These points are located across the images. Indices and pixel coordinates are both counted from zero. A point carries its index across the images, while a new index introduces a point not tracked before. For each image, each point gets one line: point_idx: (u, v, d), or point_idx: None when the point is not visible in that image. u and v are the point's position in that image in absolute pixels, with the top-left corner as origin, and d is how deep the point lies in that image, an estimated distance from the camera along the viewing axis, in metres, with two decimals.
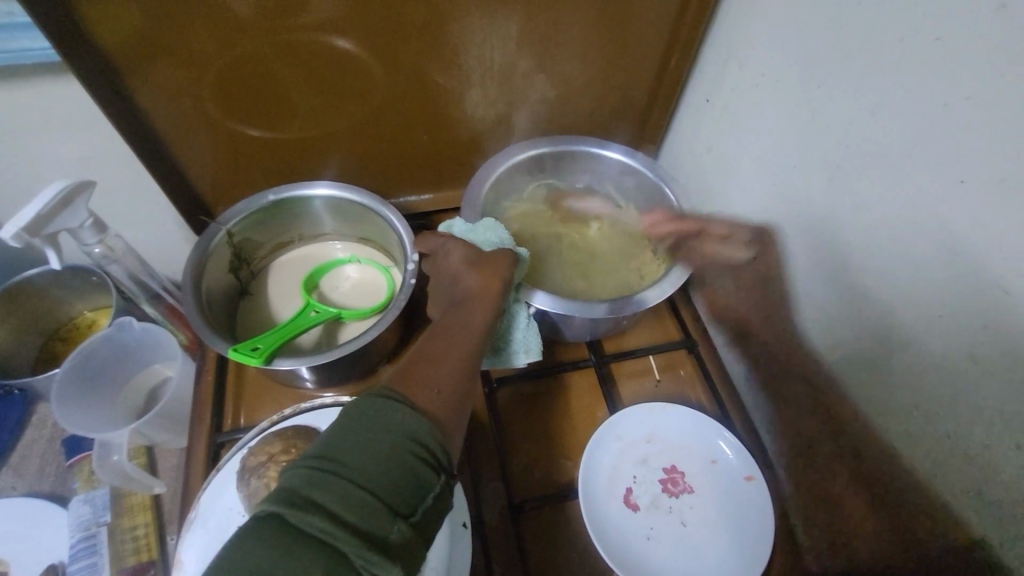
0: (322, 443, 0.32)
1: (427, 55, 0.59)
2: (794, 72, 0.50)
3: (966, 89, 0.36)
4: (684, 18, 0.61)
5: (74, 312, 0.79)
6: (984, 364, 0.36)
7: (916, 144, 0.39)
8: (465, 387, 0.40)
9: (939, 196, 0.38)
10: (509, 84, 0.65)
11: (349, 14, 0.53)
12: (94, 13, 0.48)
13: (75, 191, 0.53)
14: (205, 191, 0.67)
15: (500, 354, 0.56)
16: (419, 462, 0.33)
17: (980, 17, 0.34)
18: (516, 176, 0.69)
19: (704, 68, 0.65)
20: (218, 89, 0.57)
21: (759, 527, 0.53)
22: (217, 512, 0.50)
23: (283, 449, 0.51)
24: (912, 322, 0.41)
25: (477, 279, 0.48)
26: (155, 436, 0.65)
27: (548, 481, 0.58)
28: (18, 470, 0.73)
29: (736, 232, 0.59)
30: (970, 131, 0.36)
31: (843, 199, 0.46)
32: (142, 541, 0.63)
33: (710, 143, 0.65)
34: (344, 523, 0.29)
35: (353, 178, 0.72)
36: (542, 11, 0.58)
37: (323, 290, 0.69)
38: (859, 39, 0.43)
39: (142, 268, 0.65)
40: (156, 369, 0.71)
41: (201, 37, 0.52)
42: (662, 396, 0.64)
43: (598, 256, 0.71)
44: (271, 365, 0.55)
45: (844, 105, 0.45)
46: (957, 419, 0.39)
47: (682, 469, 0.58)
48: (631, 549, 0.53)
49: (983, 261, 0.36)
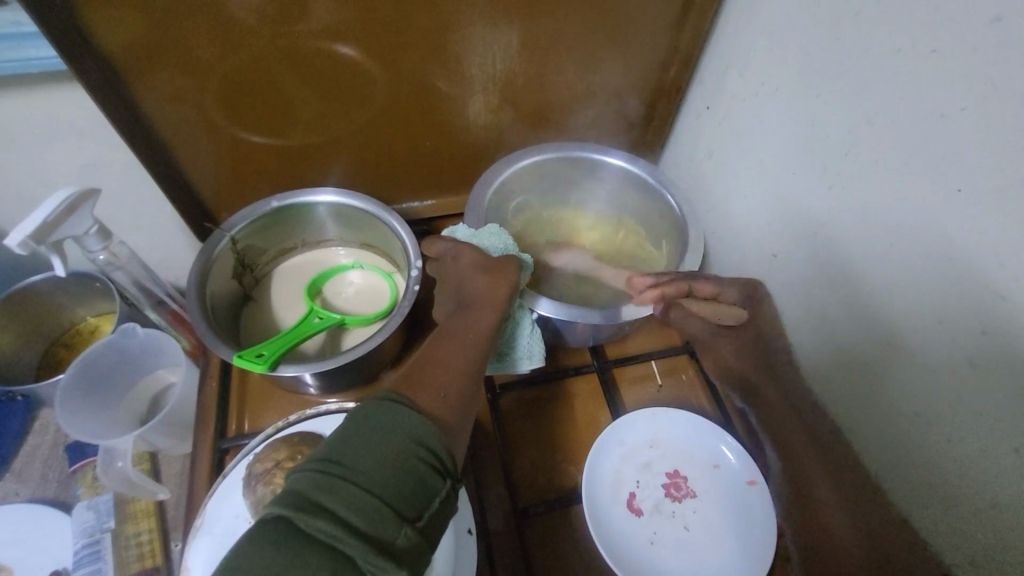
0: (328, 447, 0.33)
1: (430, 62, 0.59)
2: (794, 80, 0.51)
3: (964, 100, 0.36)
4: (684, 28, 0.62)
5: (77, 318, 0.79)
6: (982, 370, 0.37)
7: (914, 154, 0.40)
8: (470, 392, 0.40)
9: (938, 204, 0.39)
10: (512, 91, 0.65)
11: (353, 22, 0.54)
12: (97, 21, 0.48)
13: (79, 200, 0.54)
14: (209, 197, 0.67)
15: (505, 359, 0.57)
16: (425, 466, 0.33)
17: (976, 30, 0.35)
18: (518, 182, 0.69)
19: (705, 75, 0.65)
20: (222, 96, 0.57)
21: (763, 531, 0.54)
22: (223, 519, 0.51)
23: (289, 455, 0.52)
24: (910, 328, 0.42)
25: (481, 285, 0.49)
26: (159, 442, 0.65)
27: (551, 486, 0.59)
28: (21, 476, 0.73)
29: (724, 292, 0.54)
30: (968, 141, 0.36)
31: (842, 206, 0.47)
32: (146, 547, 0.63)
33: (710, 150, 0.66)
34: (351, 526, 0.29)
35: (356, 184, 0.72)
36: (543, 19, 0.58)
37: (327, 296, 0.69)
38: (858, 49, 0.44)
39: (147, 275, 0.65)
40: (159, 375, 0.72)
41: (205, 43, 0.52)
42: (664, 400, 0.64)
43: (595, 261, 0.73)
44: (275, 372, 0.55)
45: (843, 112, 0.46)
46: (957, 426, 0.39)
47: (684, 474, 0.58)
48: (634, 554, 0.54)
49: (981, 269, 0.36)
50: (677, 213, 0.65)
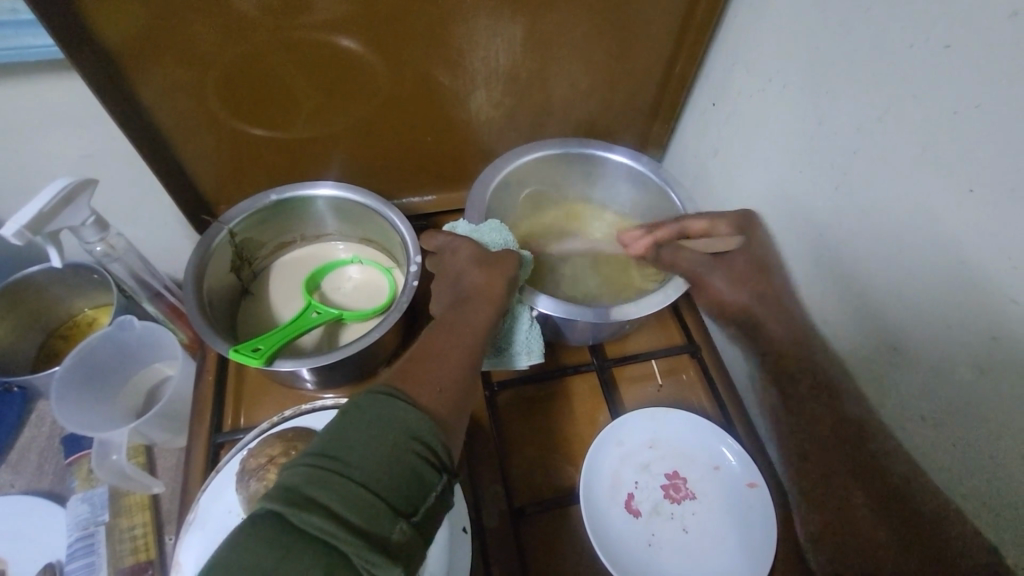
0: (323, 440, 0.32)
1: (432, 55, 0.59)
2: (801, 76, 0.50)
3: (977, 97, 0.35)
4: (691, 20, 0.61)
5: (74, 309, 0.79)
6: (993, 375, 0.36)
7: (926, 151, 0.39)
8: (466, 388, 0.39)
9: (948, 203, 0.38)
10: (514, 86, 0.65)
11: (354, 15, 0.53)
12: (96, 13, 0.48)
13: (77, 190, 0.53)
14: (208, 190, 0.67)
15: (502, 355, 0.56)
16: (421, 460, 0.33)
17: (994, 23, 0.34)
18: (520, 178, 0.68)
19: (711, 70, 0.64)
20: (222, 89, 0.57)
21: (762, 534, 0.53)
22: (215, 514, 0.50)
23: (284, 451, 0.50)
24: (916, 330, 0.41)
25: (478, 280, 0.48)
26: (154, 435, 0.65)
27: (549, 485, 0.58)
28: (16, 468, 0.73)
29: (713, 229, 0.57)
30: (981, 139, 0.35)
31: (849, 203, 0.46)
32: (140, 541, 0.63)
33: (716, 148, 0.65)
34: (344, 520, 0.29)
35: (356, 179, 0.71)
36: (546, 13, 0.58)
37: (325, 290, 0.69)
38: (868, 45, 0.43)
39: (144, 268, 0.64)
40: (155, 369, 0.71)
41: (205, 35, 0.52)
42: (664, 400, 0.64)
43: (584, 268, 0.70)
44: (271, 366, 0.54)
45: (851, 109, 0.45)
46: (963, 426, 0.39)
47: (684, 475, 0.58)
48: (632, 555, 0.53)
49: (995, 270, 0.35)
50: (680, 211, 0.64)
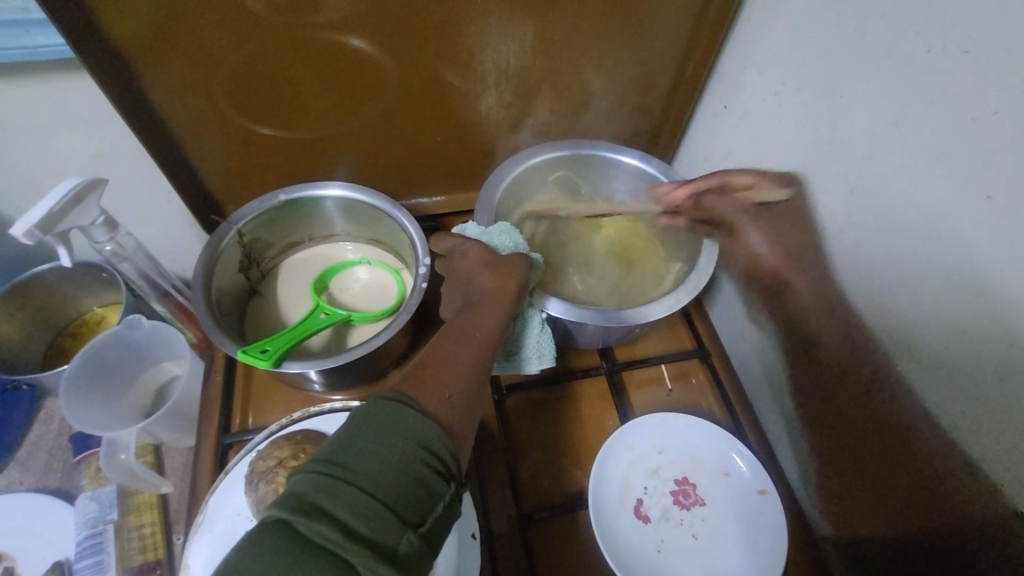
0: (332, 447, 0.32)
1: (441, 54, 0.58)
2: (815, 82, 0.49)
3: (995, 104, 0.35)
4: (703, 21, 0.60)
5: (84, 309, 0.79)
6: (1011, 385, 0.35)
7: (943, 158, 0.38)
8: (477, 394, 0.39)
9: (966, 214, 0.37)
10: (524, 87, 0.64)
11: (363, 15, 0.53)
12: (107, 11, 0.47)
13: (86, 190, 0.53)
14: (216, 189, 0.67)
15: (511, 360, 0.56)
16: (430, 469, 0.32)
17: (1014, 30, 0.33)
18: (530, 180, 0.68)
19: (723, 71, 0.63)
20: (232, 88, 0.57)
21: (771, 543, 0.52)
22: (223, 516, 0.50)
23: (292, 454, 0.50)
24: (933, 338, 0.40)
25: (489, 283, 0.47)
26: (161, 435, 0.65)
27: (558, 491, 0.58)
28: (25, 465, 0.73)
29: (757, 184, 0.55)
30: (999, 147, 0.35)
31: (862, 209, 0.45)
32: (149, 540, 0.63)
33: (726, 150, 0.64)
34: (352, 531, 0.29)
35: (365, 179, 0.71)
36: (557, 13, 0.57)
37: (333, 291, 0.68)
38: (885, 49, 0.42)
39: (153, 267, 0.64)
40: (163, 368, 0.71)
41: (217, 33, 0.51)
42: (673, 406, 0.63)
43: (594, 272, 0.69)
44: (280, 368, 0.54)
45: (866, 115, 0.44)
46: (979, 438, 0.38)
47: (693, 481, 0.57)
48: (640, 562, 0.53)
49: (1012, 281, 0.35)
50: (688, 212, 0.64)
